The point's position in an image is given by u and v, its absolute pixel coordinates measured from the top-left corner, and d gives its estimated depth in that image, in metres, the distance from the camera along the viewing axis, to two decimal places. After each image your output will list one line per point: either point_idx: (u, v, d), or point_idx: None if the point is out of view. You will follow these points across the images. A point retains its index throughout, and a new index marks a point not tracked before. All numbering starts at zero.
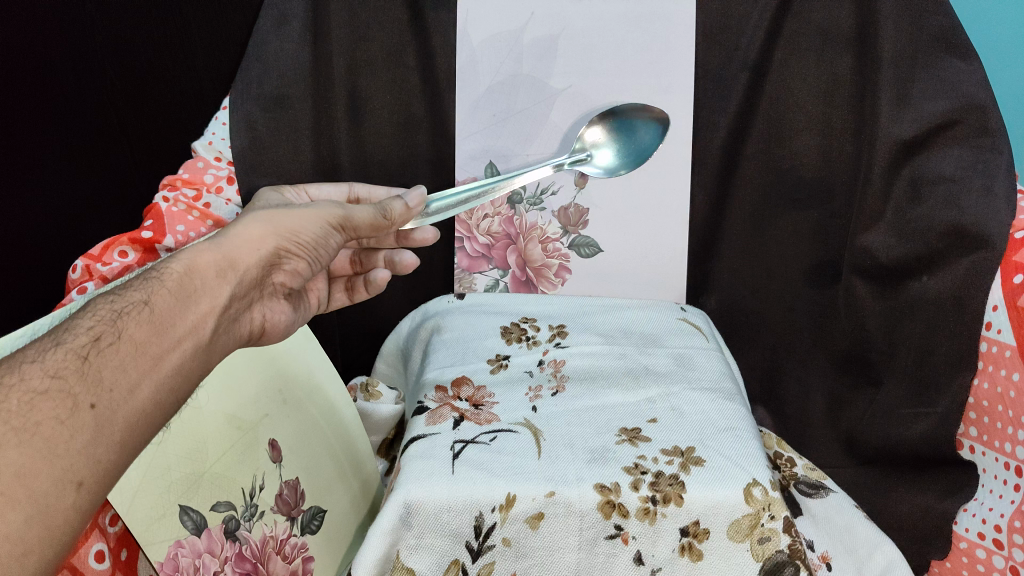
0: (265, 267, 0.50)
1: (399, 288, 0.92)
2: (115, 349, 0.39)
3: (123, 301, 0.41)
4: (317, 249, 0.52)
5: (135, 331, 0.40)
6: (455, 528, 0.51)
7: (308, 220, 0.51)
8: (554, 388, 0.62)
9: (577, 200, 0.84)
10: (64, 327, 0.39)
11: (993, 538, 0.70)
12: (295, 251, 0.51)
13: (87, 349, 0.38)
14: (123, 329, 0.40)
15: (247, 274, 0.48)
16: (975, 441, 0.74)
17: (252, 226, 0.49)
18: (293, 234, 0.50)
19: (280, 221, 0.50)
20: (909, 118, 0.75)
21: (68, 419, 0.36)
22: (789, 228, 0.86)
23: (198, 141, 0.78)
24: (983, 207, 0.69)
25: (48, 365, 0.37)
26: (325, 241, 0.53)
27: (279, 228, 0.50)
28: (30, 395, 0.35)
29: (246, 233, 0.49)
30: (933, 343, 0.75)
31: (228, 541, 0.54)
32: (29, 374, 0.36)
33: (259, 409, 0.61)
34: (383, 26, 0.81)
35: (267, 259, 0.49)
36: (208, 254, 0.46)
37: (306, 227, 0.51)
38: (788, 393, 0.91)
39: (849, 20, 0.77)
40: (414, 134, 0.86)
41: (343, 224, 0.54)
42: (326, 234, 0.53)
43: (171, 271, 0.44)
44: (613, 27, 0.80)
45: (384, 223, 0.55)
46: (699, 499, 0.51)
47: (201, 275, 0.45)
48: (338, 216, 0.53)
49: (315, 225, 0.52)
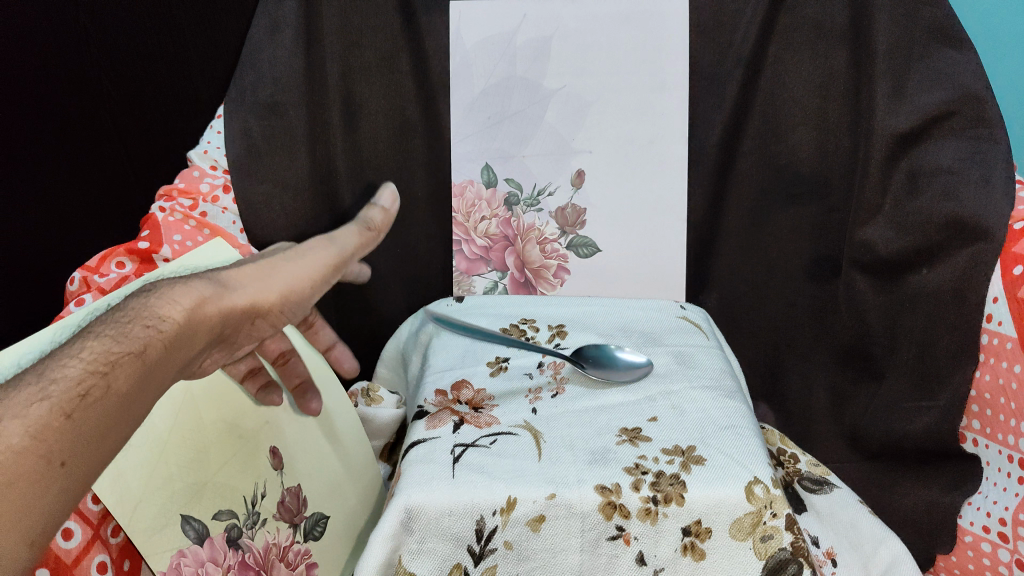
0: (255, 319, 0.46)
1: (398, 292, 0.92)
2: (99, 407, 0.34)
3: (116, 346, 0.36)
4: (308, 301, 0.50)
5: (123, 385, 0.35)
6: (457, 532, 0.51)
7: (304, 270, 0.48)
8: (555, 390, 0.61)
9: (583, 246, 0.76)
10: (46, 367, 0.34)
11: (998, 531, 0.70)
12: (289, 303, 0.47)
13: (73, 405, 0.33)
14: (111, 381, 0.35)
15: (235, 326, 0.44)
16: (977, 434, 0.74)
17: (249, 277, 0.45)
18: (294, 290, 0.47)
19: (289, 273, 0.47)
20: (905, 111, 0.74)
21: (40, 479, 0.31)
22: (787, 223, 0.86)
23: (193, 149, 0.77)
24: (983, 198, 0.69)
25: (28, 423, 0.31)
26: (320, 288, 0.50)
27: (275, 283, 0.46)
28: (7, 455, 0.30)
29: (249, 285, 0.44)
30: (934, 336, 0.74)
31: (231, 549, 0.53)
32: (6, 431, 0.31)
33: (260, 416, 0.60)
34: (375, 31, 0.81)
35: (261, 315, 0.46)
36: (211, 305, 0.41)
37: (305, 279, 0.48)
38: (790, 389, 0.90)
39: (844, 14, 0.77)
40: (409, 138, 0.86)
41: (337, 267, 0.51)
42: (320, 285, 0.49)
43: (170, 320, 0.39)
44: (606, 26, 0.80)
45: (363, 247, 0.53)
46: (701, 499, 0.51)
47: (195, 329, 0.40)
48: (334, 262, 0.50)
49: (306, 271, 0.48)
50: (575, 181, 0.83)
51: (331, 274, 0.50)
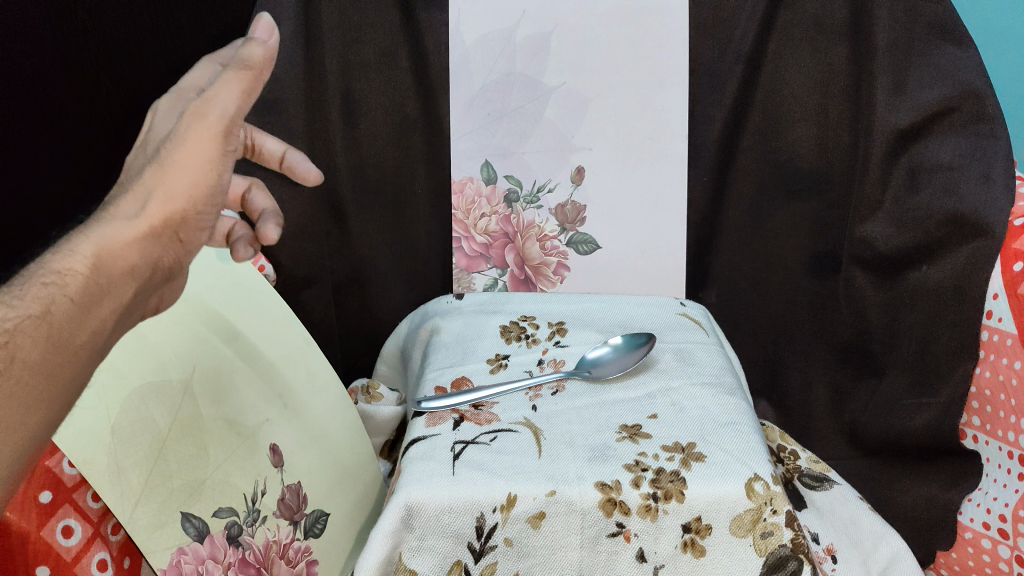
0: (181, 237, 0.34)
1: (397, 289, 0.92)
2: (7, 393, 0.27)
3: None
4: (215, 198, 0.35)
5: (30, 354, 0.27)
6: (457, 529, 0.51)
7: (194, 157, 0.33)
8: (555, 387, 0.61)
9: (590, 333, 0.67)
10: None
11: (998, 527, 0.69)
12: (203, 204, 0.34)
13: None
14: (15, 356, 0.27)
15: (160, 260, 0.34)
16: (977, 430, 0.73)
17: (145, 186, 0.32)
18: (196, 191, 0.33)
19: (173, 170, 0.33)
20: (906, 107, 0.75)
21: None
22: (787, 220, 0.86)
23: None
24: (982, 195, 0.69)
25: None
26: (212, 180, 0.34)
27: (178, 186, 0.33)
28: None
29: (147, 198, 0.32)
30: (934, 333, 0.75)
31: (232, 546, 0.53)
32: None
33: (260, 413, 0.59)
34: (374, 27, 0.81)
35: (180, 228, 0.33)
36: (109, 239, 0.30)
37: (197, 172, 0.33)
38: (790, 386, 0.90)
39: (844, 11, 0.78)
40: (409, 135, 0.86)
41: (214, 132, 0.34)
42: (213, 170, 0.34)
43: (78, 265, 0.29)
44: (606, 22, 0.80)
45: (248, 103, 0.35)
46: (701, 495, 0.51)
47: (107, 272, 0.30)
48: (219, 130, 0.34)
49: (197, 158, 0.33)
50: (575, 177, 0.83)
51: (225, 147, 0.34)
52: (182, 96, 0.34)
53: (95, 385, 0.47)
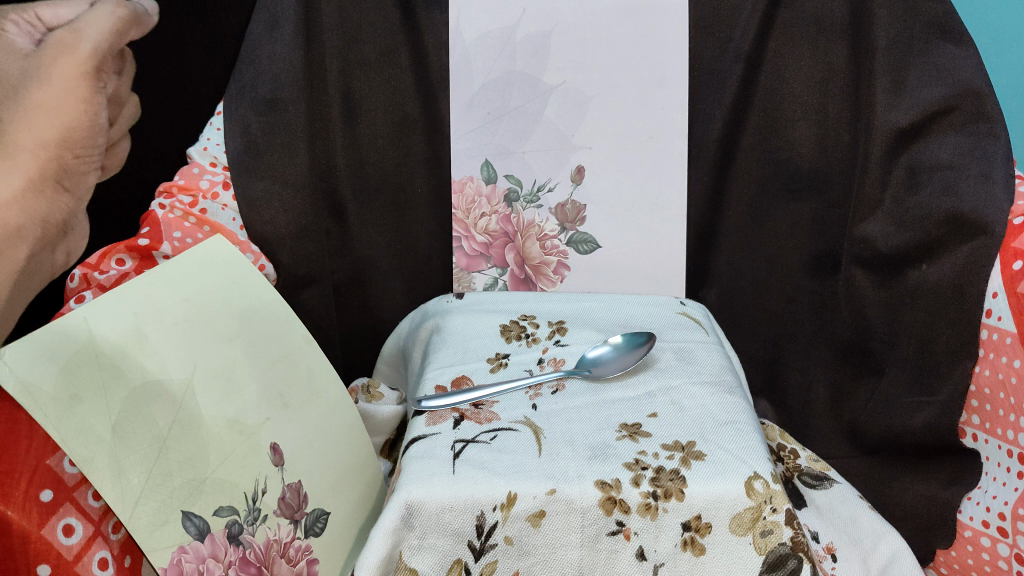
0: (63, 185, 0.60)
1: (399, 289, 0.93)
2: None
3: None
4: (88, 142, 0.62)
5: None
6: (457, 528, 0.51)
7: (71, 118, 0.60)
8: (555, 386, 0.62)
9: (592, 351, 0.65)
10: None
11: (997, 526, 0.69)
12: (81, 149, 0.61)
13: None
14: None
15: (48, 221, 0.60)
16: (977, 429, 0.73)
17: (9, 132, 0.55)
18: (66, 142, 0.59)
19: (53, 120, 0.58)
20: (904, 106, 0.74)
21: None
22: (787, 220, 0.86)
23: (193, 146, 0.74)
24: (981, 192, 0.69)
25: None
26: (93, 127, 0.62)
27: (30, 131, 0.56)
28: None
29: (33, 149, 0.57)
30: (933, 332, 0.74)
31: (231, 545, 0.53)
32: None
33: (261, 412, 0.58)
34: (374, 27, 0.82)
35: (61, 177, 0.60)
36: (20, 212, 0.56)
37: (75, 130, 0.60)
38: (790, 385, 0.91)
39: (844, 10, 0.78)
40: (409, 134, 0.87)
41: (93, 74, 0.62)
42: (75, 112, 0.60)
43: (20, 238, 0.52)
44: (606, 21, 0.80)
45: (112, 41, 0.64)
46: (701, 494, 0.51)
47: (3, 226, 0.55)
48: (85, 63, 0.61)
49: (73, 100, 0.60)
50: (575, 176, 0.83)
51: (93, 81, 0.62)
52: (38, 32, 0.59)
53: (93, 386, 0.48)
